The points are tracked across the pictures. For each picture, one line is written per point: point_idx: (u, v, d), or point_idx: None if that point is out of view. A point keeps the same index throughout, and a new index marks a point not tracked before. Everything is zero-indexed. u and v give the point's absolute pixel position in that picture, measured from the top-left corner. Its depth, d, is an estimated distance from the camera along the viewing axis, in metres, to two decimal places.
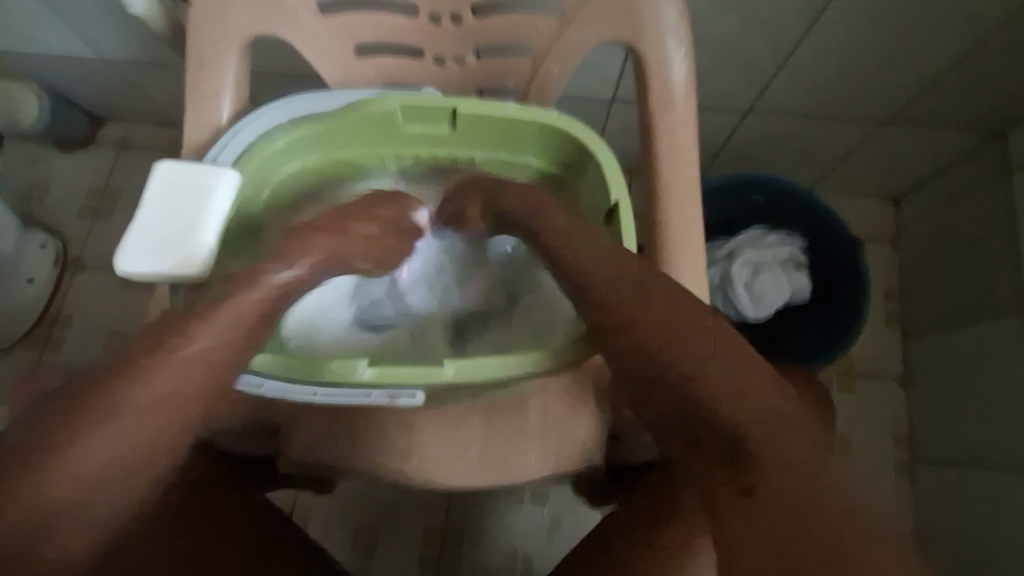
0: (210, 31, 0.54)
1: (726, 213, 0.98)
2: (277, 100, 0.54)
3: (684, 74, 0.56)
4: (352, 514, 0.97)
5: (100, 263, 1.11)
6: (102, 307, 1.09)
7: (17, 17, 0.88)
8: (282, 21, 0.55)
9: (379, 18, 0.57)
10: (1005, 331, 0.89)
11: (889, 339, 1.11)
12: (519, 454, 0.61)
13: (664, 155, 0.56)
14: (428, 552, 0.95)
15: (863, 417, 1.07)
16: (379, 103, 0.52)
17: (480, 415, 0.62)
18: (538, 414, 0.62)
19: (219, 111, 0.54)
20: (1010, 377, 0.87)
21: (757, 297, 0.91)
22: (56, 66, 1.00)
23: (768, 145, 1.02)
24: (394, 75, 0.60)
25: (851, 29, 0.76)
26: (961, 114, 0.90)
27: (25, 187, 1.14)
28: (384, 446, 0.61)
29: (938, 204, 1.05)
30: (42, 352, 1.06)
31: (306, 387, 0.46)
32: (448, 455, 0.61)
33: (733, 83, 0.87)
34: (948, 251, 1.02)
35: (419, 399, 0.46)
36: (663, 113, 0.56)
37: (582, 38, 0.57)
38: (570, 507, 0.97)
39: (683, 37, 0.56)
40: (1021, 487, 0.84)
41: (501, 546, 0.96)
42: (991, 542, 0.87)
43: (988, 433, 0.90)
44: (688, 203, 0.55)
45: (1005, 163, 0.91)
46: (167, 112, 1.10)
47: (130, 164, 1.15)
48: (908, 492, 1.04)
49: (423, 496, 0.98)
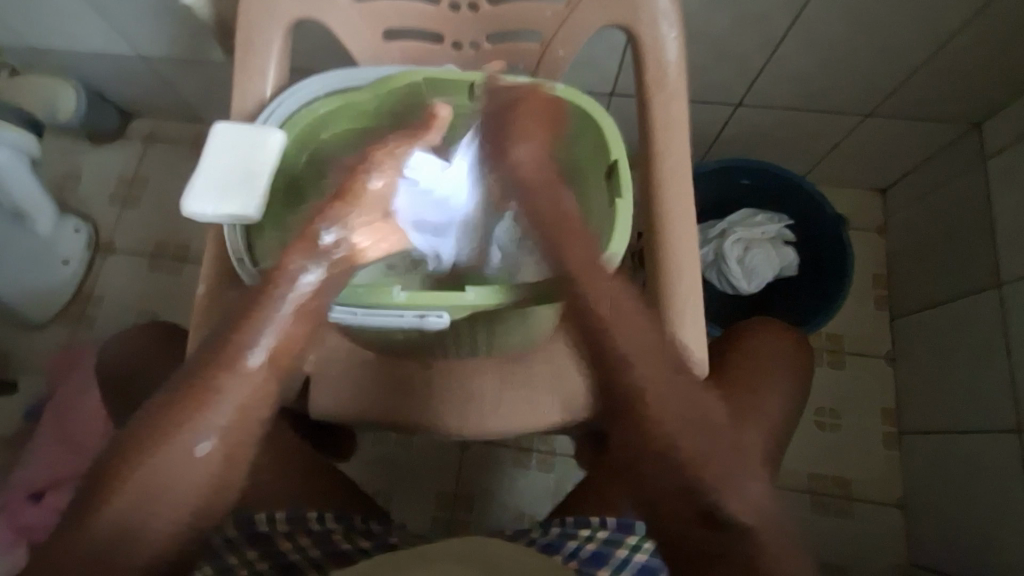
0: (259, 17, 0.61)
1: (717, 196, 1.05)
2: (314, 75, 0.61)
3: (676, 52, 0.62)
4: (371, 476, 1.04)
5: (130, 247, 1.18)
6: (131, 288, 1.15)
7: (60, 17, 0.95)
8: (319, 7, 0.63)
9: (405, 5, 0.64)
10: (985, 307, 0.94)
11: (877, 320, 1.17)
12: (532, 403, 0.65)
13: (659, 123, 0.62)
14: (441, 514, 1.02)
15: (851, 392, 1.13)
16: (404, 76, 0.59)
17: (493, 365, 0.66)
18: (544, 365, 0.66)
19: (264, 87, 0.62)
20: (991, 348, 0.93)
21: (749, 271, 0.98)
22: (92, 62, 1.07)
23: (759, 135, 1.09)
24: (417, 58, 0.67)
25: (832, 26, 0.82)
26: (940, 107, 0.96)
27: (60, 178, 1.22)
28: (405, 391, 0.66)
29: (920, 193, 1.12)
30: (75, 329, 1.13)
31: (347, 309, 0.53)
32: (466, 399, 0.65)
33: (725, 76, 0.93)
34: (930, 235, 1.08)
35: (444, 319, 0.52)
36: (658, 86, 0.62)
37: (585, 23, 0.64)
38: (574, 474, 1.04)
39: (676, 21, 0.62)
40: (1002, 452, 0.89)
41: (509, 509, 1.02)
42: (976, 505, 0.92)
43: (971, 404, 0.95)
44: (679, 164, 0.62)
45: (981, 152, 0.98)
46: (193, 107, 1.17)
47: (157, 156, 1.23)
48: (896, 463, 1.10)
49: (435, 463, 1.05)
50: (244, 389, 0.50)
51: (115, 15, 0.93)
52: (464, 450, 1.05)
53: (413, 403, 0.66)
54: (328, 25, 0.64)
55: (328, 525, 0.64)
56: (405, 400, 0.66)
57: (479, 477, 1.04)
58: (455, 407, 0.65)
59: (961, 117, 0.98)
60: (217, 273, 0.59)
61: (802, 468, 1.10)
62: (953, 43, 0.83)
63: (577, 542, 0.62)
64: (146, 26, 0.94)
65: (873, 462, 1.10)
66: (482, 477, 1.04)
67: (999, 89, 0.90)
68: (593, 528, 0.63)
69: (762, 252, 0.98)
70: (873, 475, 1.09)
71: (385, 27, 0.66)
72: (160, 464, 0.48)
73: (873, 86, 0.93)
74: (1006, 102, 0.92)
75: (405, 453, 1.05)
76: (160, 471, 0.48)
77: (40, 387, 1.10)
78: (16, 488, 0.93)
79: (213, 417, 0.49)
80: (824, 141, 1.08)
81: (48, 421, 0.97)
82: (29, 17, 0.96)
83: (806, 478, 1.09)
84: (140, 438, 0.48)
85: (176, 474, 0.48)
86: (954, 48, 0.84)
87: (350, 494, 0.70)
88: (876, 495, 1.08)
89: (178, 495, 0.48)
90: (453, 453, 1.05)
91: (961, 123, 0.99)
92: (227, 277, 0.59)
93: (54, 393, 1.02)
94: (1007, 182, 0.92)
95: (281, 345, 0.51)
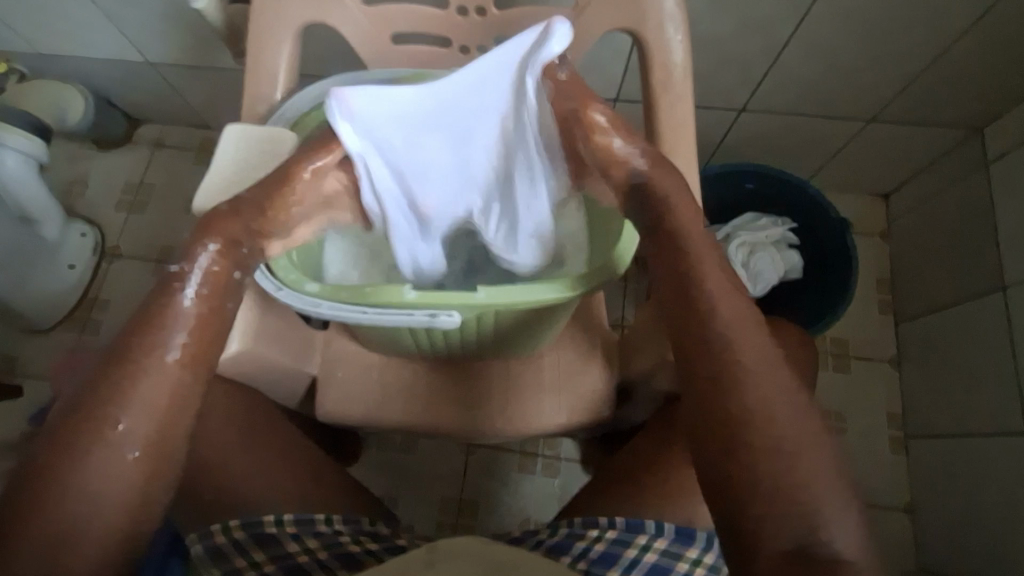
0: (269, 21, 0.62)
1: (721, 200, 1.06)
2: (325, 78, 0.62)
3: (682, 55, 0.63)
4: (375, 481, 1.04)
5: (135, 252, 1.18)
6: (136, 292, 1.16)
7: (70, 23, 0.96)
8: (330, 11, 0.63)
9: (413, 10, 0.65)
10: (990, 310, 0.94)
11: (881, 324, 1.17)
12: (536, 404, 0.66)
13: (665, 126, 0.63)
14: (445, 519, 1.02)
15: (856, 396, 1.13)
16: (415, 79, 0.59)
17: (499, 365, 0.67)
18: (551, 367, 0.67)
19: (274, 89, 0.63)
20: (996, 351, 0.93)
21: (754, 274, 0.98)
22: (101, 69, 1.08)
23: (762, 140, 1.09)
24: (425, 62, 0.68)
25: (834, 31, 0.83)
26: (941, 111, 0.97)
27: (66, 183, 1.22)
28: (410, 395, 0.66)
29: (923, 197, 1.12)
30: (81, 333, 1.13)
31: (356, 308, 0.52)
32: (473, 402, 0.66)
33: (728, 81, 0.94)
34: (933, 239, 1.09)
35: (457, 318, 0.52)
36: (664, 90, 0.63)
37: (592, 26, 0.64)
38: (578, 478, 1.04)
39: (681, 24, 0.63)
40: (1009, 456, 0.89)
41: (514, 513, 1.02)
42: (984, 510, 0.92)
43: (978, 408, 0.95)
44: (685, 164, 0.63)
45: (984, 156, 0.98)
46: (199, 112, 1.18)
47: (164, 162, 1.23)
48: (902, 467, 1.09)
49: (440, 467, 1.05)
50: (159, 390, 0.46)
51: (125, 22, 0.94)
52: (470, 454, 1.05)
53: (421, 404, 0.66)
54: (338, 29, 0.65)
55: (336, 528, 0.62)
56: (414, 401, 0.66)
57: (484, 481, 1.04)
58: (460, 409, 0.65)
59: (963, 122, 0.98)
60: None
61: None
62: (954, 49, 0.84)
63: (585, 543, 0.61)
64: (155, 32, 0.95)
65: (880, 467, 1.09)
66: (487, 481, 1.04)
67: (1001, 94, 0.91)
68: (601, 529, 0.62)
69: (767, 256, 0.98)
70: (879, 480, 1.09)
71: (394, 32, 0.66)
72: (67, 476, 0.43)
73: (876, 91, 0.94)
74: (1008, 107, 0.93)
75: (409, 457, 1.05)
76: (69, 482, 0.42)
77: (45, 391, 1.10)
78: None
79: (123, 426, 0.44)
80: (827, 147, 1.09)
81: None
82: (40, 24, 0.98)
83: None
84: (58, 443, 0.43)
85: (89, 482, 0.43)
86: (956, 53, 0.85)
87: (358, 493, 0.71)
88: (883, 500, 1.08)
89: (90, 504, 0.43)
90: (458, 457, 1.05)
91: (963, 128, 1.00)
92: None
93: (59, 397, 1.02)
94: (1010, 187, 0.92)
95: (196, 341, 0.48)
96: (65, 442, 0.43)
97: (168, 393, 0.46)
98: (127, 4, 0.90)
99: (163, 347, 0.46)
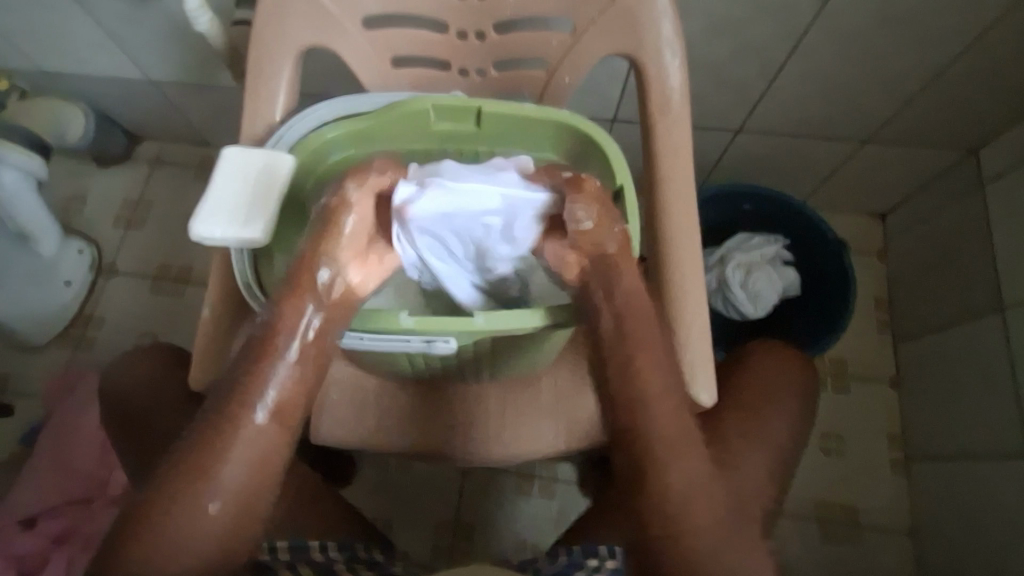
0: (270, 43, 0.62)
1: (718, 219, 1.06)
2: (324, 102, 0.61)
3: (680, 80, 0.63)
4: (373, 500, 1.03)
5: (133, 269, 1.18)
6: (131, 309, 1.15)
7: (71, 42, 0.97)
8: (329, 33, 0.64)
9: (414, 34, 0.65)
10: (991, 331, 0.94)
11: (880, 345, 1.16)
12: (535, 430, 0.63)
13: (663, 150, 0.63)
14: (441, 542, 1.00)
15: (856, 416, 1.12)
16: (413, 102, 0.60)
17: (497, 389, 0.65)
18: (549, 391, 0.65)
19: (272, 111, 0.63)
20: (995, 372, 0.92)
21: (754, 295, 0.98)
22: (102, 86, 1.08)
23: (760, 161, 1.10)
24: (424, 85, 0.69)
25: (829, 55, 0.84)
26: (938, 133, 0.97)
27: (65, 200, 1.22)
28: (407, 418, 0.64)
29: (920, 218, 1.12)
30: (75, 350, 1.12)
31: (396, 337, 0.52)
32: (476, 425, 0.64)
33: (725, 102, 0.95)
34: (931, 260, 1.09)
35: (452, 344, 0.53)
36: (662, 114, 0.63)
37: (590, 51, 0.64)
38: (576, 500, 1.02)
39: (678, 50, 0.63)
40: (1012, 480, 0.87)
41: (511, 536, 1.01)
42: (987, 531, 0.91)
43: (978, 429, 0.94)
44: (683, 188, 0.62)
45: (980, 177, 0.99)
46: (199, 130, 1.18)
47: (163, 178, 1.23)
48: (902, 491, 1.08)
49: (438, 489, 1.03)
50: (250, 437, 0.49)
51: (126, 41, 0.95)
52: (466, 476, 1.04)
53: (419, 427, 0.64)
54: (338, 51, 0.65)
55: (330, 554, 0.62)
56: (411, 425, 0.64)
57: (481, 504, 1.03)
58: (462, 434, 0.64)
59: (959, 144, 0.99)
60: (222, 295, 0.59)
61: (806, 495, 1.08)
62: (949, 72, 0.85)
63: (584, 572, 0.61)
64: (156, 52, 0.96)
65: (879, 489, 1.08)
66: (483, 502, 1.03)
67: (996, 116, 0.91)
68: (600, 559, 0.62)
69: (765, 275, 0.98)
70: (881, 503, 1.08)
71: (394, 55, 0.67)
72: (174, 518, 0.48)
73: (870, 112, 0.95)
74: (1003, 128, 0.94)
75: (404, 477, 1.04)
76: (179, 525, 0.48)
77: (36, 409, 1.09)
78: (10, 514, 0.93)
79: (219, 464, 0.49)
80: (822, 168, 1.10)
81: (47, 444, 0.98)
82: (42, 43, 0.98)
83: (812, 504, 1.08)
84: (167, 479, 0.49)
85: (197, 517, 0.48)
86: (949, 76, 0.86)
87: (357, 514, 0.71)
88: (884, 523, 1.07)
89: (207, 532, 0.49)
90: (455, 478, 1.04)
91: (957, 150, 1.01)
92: (234, 299, 0.59)
93: (52, 415, 1.02)
94: (1007, 208, 0.93)
95: (291, 386, 0.51)
96: (179, 465, 0.49)
97: (251, 441, 0.49)
98: (128, 23, 0.90)
99: (252, 403, 0.49)
